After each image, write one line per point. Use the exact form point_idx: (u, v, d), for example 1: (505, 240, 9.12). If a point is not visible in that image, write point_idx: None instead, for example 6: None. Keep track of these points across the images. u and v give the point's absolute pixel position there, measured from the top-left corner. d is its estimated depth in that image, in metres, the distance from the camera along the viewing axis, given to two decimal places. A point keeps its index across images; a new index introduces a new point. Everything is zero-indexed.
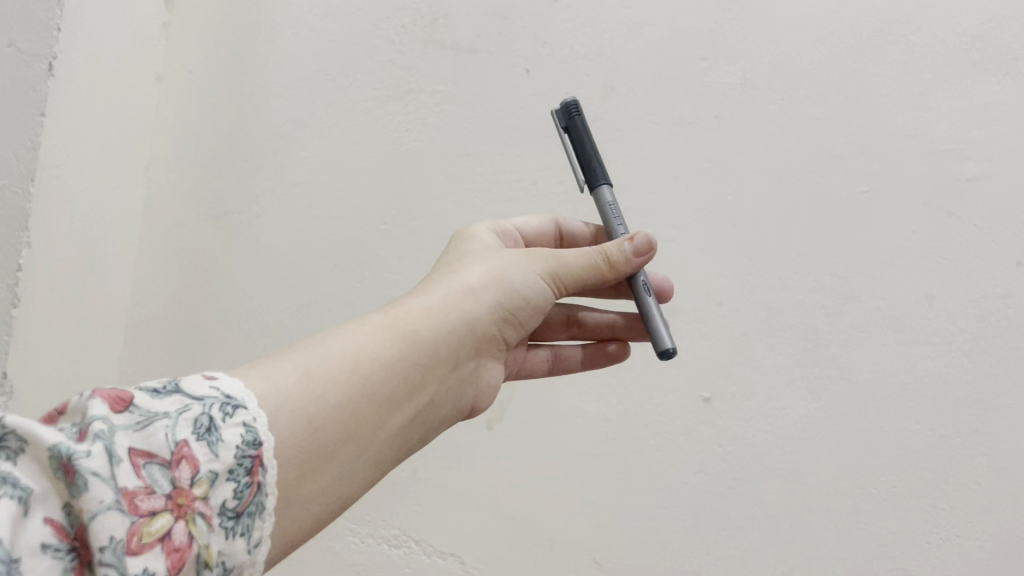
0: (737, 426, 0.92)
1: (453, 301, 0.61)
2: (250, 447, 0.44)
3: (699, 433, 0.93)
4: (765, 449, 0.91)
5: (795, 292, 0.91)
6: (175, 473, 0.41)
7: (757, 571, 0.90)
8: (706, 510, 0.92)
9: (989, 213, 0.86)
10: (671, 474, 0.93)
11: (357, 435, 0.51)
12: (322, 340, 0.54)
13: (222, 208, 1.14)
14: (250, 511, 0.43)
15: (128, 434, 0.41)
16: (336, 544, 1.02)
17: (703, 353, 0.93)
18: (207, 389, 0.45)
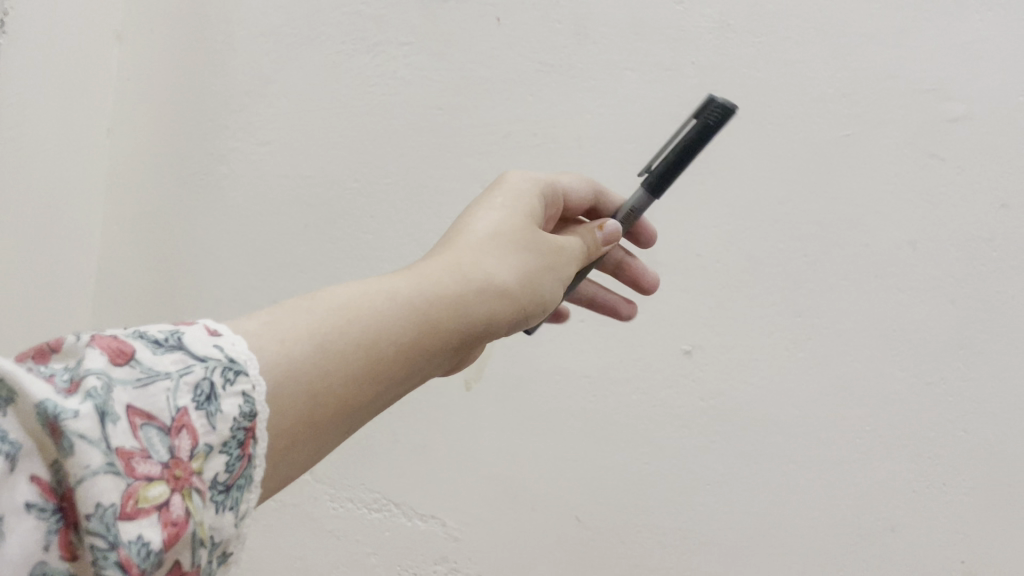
0: (719, 379, 0.91)
1: (489, 283, 0.54)
2: (247, 418, 0.40)
3: (678, 388, 0.92)
4: (748, 401, 0.90)
5: (775, 241, 0.89)
6: (173, 442, 0.37)
7: (740, 522, 0.90)
8: (688, 464, 0.91)
9: (973, 153, 0.84)
10: (653, 428, 0.93)
11: (358, 415, 0.46)
12: (351, 304, 0.47)
13: (188, 168, 1.10)
14: (239, 485, 0.39)
15: (127, 391, 0.37)
16: (321, 511, 1.05)
17: (684, 305, 0.93)
18: (211, 347, 0.41)
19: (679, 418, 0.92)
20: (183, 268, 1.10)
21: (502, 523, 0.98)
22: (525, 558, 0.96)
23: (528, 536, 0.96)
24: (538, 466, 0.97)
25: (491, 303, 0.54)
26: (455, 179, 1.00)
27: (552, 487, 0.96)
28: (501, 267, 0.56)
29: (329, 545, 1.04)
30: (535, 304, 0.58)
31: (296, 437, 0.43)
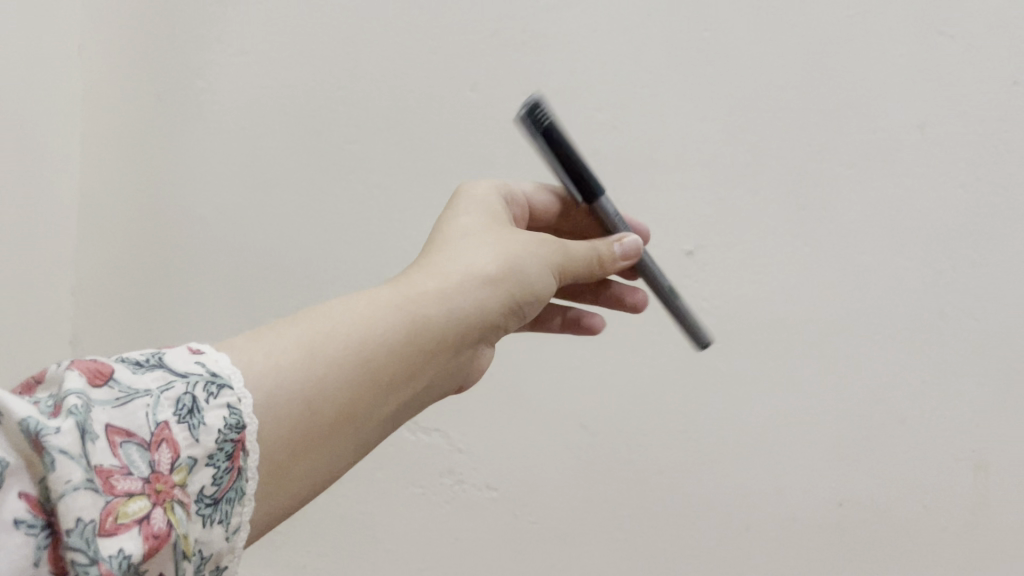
0: (721, 274, 0.89)
1: (485, 265, 0.56)
2: (234, 430, 0.40)
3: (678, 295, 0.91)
4: (751, 299, 0.88)
5: (777, 141, 0.86)
6: (153, 456, 0.37)
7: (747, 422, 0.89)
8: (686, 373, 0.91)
9: (984, 27, 0.79)
10: (655, 334, 0.91)
11: (360, 418, 0.47)
12: (349, 305, 0.49)
13: (164, 82, 1.05)
14: (229, 497, 0.40)
15: (105, 410, 0.37)
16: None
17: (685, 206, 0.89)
18: (191, 364, 0.42)
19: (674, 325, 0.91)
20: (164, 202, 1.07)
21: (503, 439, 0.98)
22: (533, 468, 0.97)
23: (536, 446, 0.96)
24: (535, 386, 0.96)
25: (489, 284, 0.55)
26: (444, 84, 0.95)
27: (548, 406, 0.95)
28: (491, 248, 0.57)
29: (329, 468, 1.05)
30: (525, 290, 0.58)
31: (294, 455, 0.43)
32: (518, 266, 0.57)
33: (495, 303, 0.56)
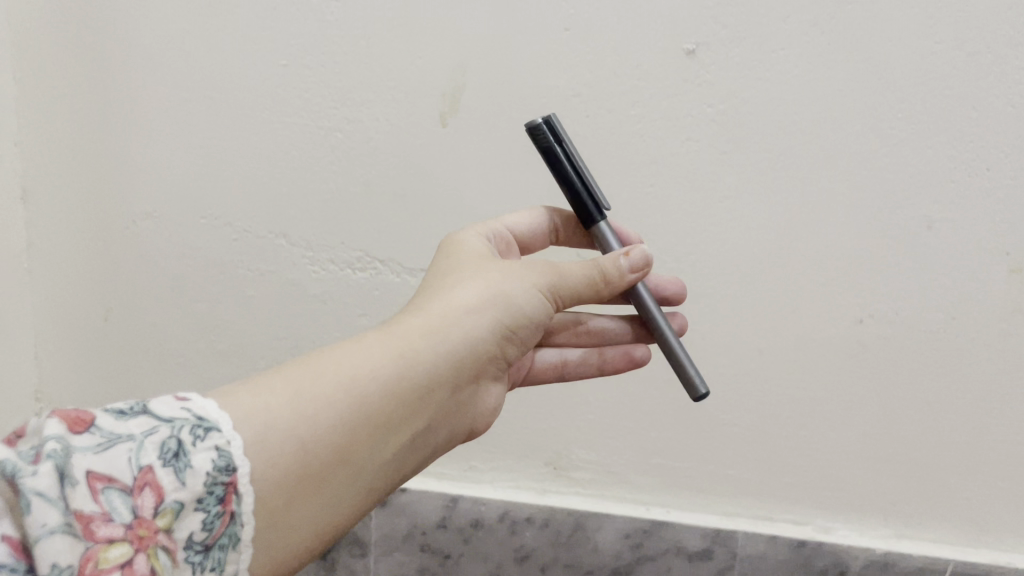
0: (874, 397, 0.64)
1: (485, 306, 0.41)
2: (224, 473, 0.30)
3: (777, 391, 0.66)
4: (914, 391, 0.64)
5: (907, 197, 0.60)
6: (136, 501, 0.28)
7: (914, 501, 0.66)
8: (802, 468, 0.67)
9: None
10: (775, 420, 0.66)
11: (361, 467, 0.35)
12: (335, 351, 0.36)
13: (88, 20, 0.72)
14: (222, 543, 0.30)
15: (85, 454, 0.28)
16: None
17: (776, 284, 0.64)
18: (178, 407, 0.31)
19: (788, 413, 0.66)
20: (87, 240, 0.78)
21: (541, 547, 0.70)
22: None
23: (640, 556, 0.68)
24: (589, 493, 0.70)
25: (501, 313, 0.41)
26: (407, 76, 0.68)
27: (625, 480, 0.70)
28: (496, 279, 0.42)
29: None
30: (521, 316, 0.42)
31: (291, 499, 0.33)
32: (519, 297, 0.42)
33: (513, 353, 0.43)
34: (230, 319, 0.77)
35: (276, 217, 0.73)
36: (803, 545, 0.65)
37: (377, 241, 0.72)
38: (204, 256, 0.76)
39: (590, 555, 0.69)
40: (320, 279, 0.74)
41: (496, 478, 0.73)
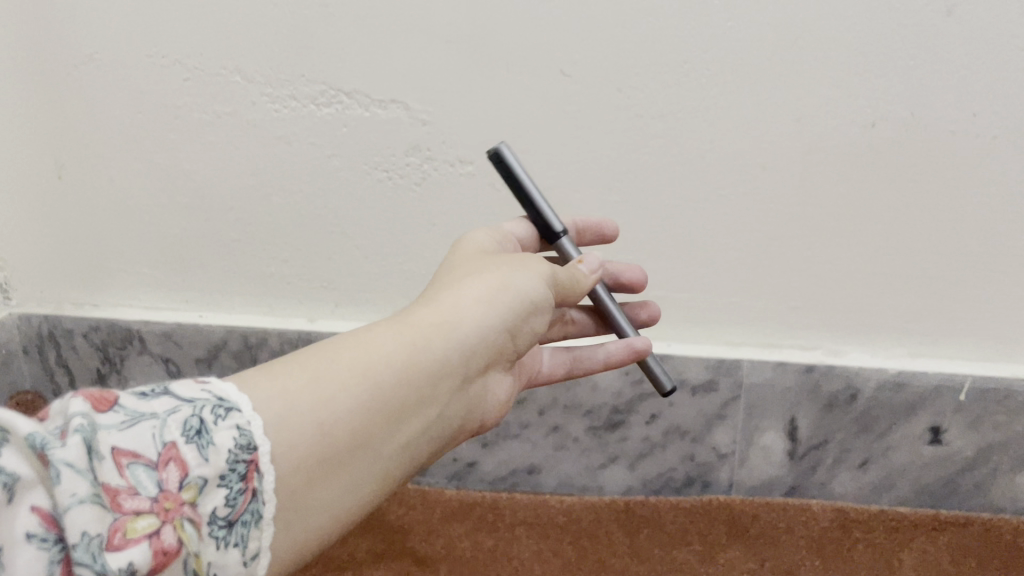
0: (894, 208, 0.55)
1: (497, 294, 0.38)
2: (246, 451, 0.28)
3: (810, 222, 0.56)
4: (939, 198, 0.54)
5: None
6: (161, 475, 0.26)
7: (936, 317, 0.58)
8: (824, 300, 0.59)
9: None
10: (785, 243, 0.57)
11: (381, 451, 0.32)
12: (348, 340, 0.33)
13: None
14: (245, 520, 0.27)
15: (109, 429, 0.26)
16: (271, 271, 0.66)
17: (780, 87, 0.53)
18: (198, 388, 0.29)
19: (819, 240, 0.57)
20: None
21: (538, 391, 0.61)
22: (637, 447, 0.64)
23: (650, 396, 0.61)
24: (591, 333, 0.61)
25: (513, 298, 0.38)
26: None
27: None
28: (505, 270, 0.40)
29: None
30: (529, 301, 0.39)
31: (311, 477, 0.29)
32: (524, 280, 0.39)
33: (526, 337, 0.41)
34: (192, 175, 0.63)
35: (163, 45, 0.59)
36: (812, 369, 0.58)
37: (288, 65, 0.58)
38: (155, 100, 0.61)
39: (590, 396, 0.61)
40: (281, 118, 0.60)
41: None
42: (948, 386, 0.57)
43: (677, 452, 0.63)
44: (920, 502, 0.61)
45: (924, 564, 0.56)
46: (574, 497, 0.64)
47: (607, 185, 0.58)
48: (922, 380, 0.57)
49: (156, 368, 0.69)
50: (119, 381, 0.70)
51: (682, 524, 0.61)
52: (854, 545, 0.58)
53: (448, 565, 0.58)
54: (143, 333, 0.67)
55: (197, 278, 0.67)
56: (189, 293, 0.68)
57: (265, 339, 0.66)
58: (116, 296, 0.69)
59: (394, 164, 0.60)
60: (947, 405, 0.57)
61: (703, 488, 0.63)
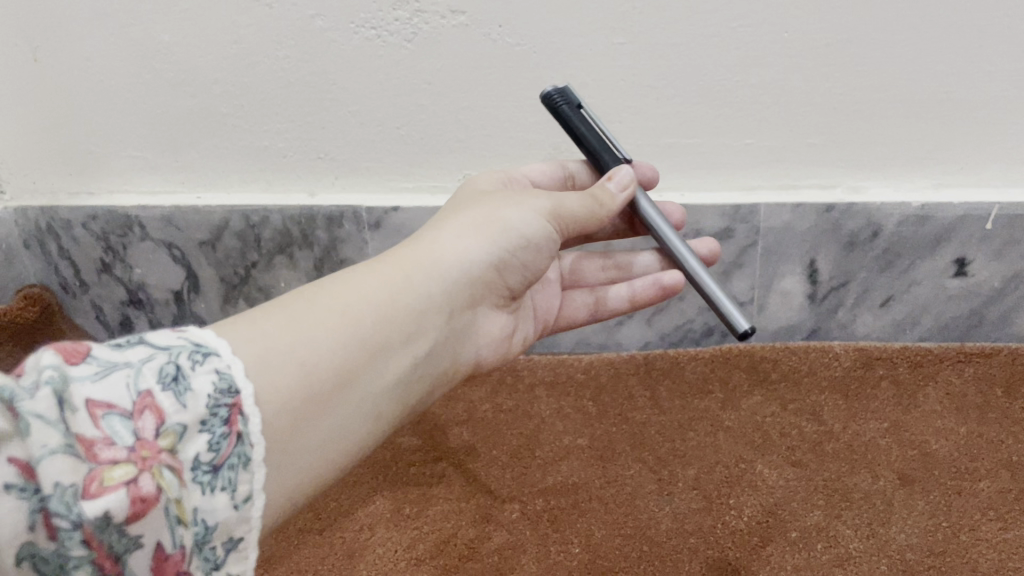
0: (925, 29, 0.50)
1: (480, 232, 0.39)
2: (227, 395, 0.27)
3: (834, 55, 0.52)
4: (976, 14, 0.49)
5: None
6: (137, 423, 0.24)
7: (971, 143, 0.54)
8: (848, 135, 0.55)
9: None
10: (806, 77, 0.53)
11: (364, 389, 0.32)
12: (329, 285, 0.34)
13: None
14: (232, 464, 0.26)
15: (82, 380, 0.24)
16: (265, 145, 0.62)
17: None
18: (173, 335, 0.28)
19: (844, 71, 0.52)
20: None
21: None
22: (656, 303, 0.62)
23: None
24: None
25: (499, 237, 0.40)
26: None
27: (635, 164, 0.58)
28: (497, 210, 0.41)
29: (298, 239, 0.65)
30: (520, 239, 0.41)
31: (297, 418, 0.29)
32: (519, 219, 0.41)
33: (513, 281, 0.42)
34: (170, 49, 0.59)
35: None
36: (832, 209, 0.56)
37: None
38: None
39: None
40: None
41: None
42: (973, 217, 0.54)
43: (694, 304, 0.62)
44: (943, 336, 0.60)
45: (951, 396, 0.55)
46: (591, 354, 0.64)
47: (611, 29, 0.53)
48: (947, 211, 0.55)
49: (159, 252, 0.67)
50: (124, 269, 0.69)
51: (702, 373, 0.60)
52: (877, 381, 0.57)
53: (471, 425, 0.58)
54: (142, 219, 0.66)
55: (190, 159, 0.64)
56: (184, 176, 0.65)
57: (266, 218, 0.64)
58: (110, 183, 0.66)
59: (383, 20, 0.55)
60: (972, 236, 0.55)
61: (722, 337, 0.63)
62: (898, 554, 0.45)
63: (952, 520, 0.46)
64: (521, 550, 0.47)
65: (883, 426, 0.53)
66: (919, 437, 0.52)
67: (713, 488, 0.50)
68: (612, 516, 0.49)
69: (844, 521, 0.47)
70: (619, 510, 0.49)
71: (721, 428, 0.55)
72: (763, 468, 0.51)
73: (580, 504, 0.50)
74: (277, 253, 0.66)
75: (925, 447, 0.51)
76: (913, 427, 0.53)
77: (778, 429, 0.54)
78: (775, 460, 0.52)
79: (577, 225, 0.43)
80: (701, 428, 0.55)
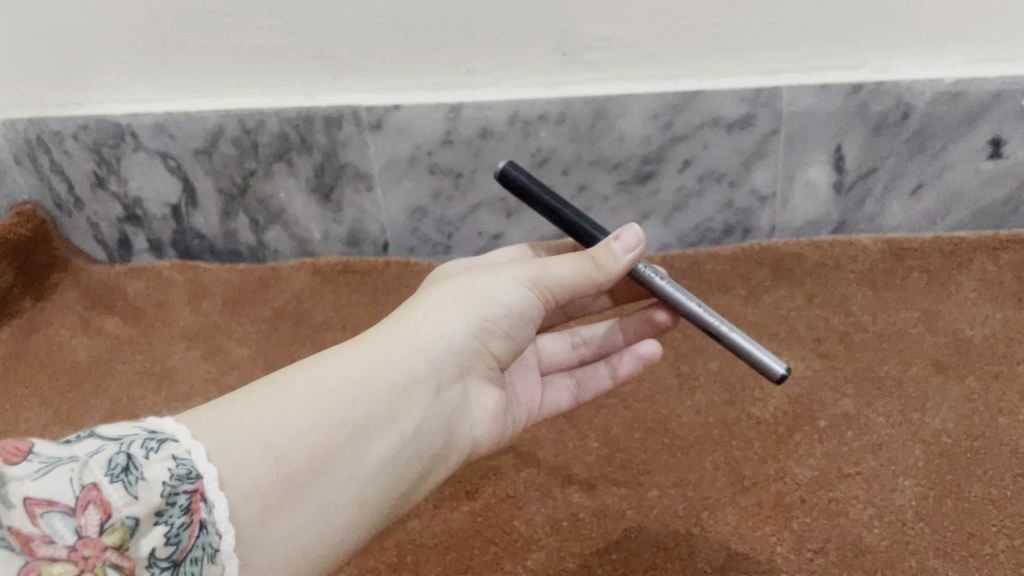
0: None
1: (454, 304, 0.35)
2: (185, 480, 0.26)
3: None
4: None
5: None
6: (80, 520, 0.24)
7: (1013, 13, 0.50)
8: (880, 10, 0.51)
9: None
10: None
11: (342, 484, 0.30)
12: (297, 369, 0.31)
13: None
14: (195, 557, 0.26)
15: (22, 479, 0.24)
16: (258, 43, 0.59)
17: None
18: (129, 425, 0.27)
19: None
20: None
21: (560, 149, 0.58)
22: (673, 201, 0.60)
23: (683, 139, 0.56)
24: (613, 73, 0.56)
25: (474, 306, 0.35)
26: None
27: (650, 50, 0.55)
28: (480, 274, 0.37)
29: (297, 144, 0.62)
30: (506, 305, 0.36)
31: (269, 507, 0.28)
32: (499, 288, 0.36)
33: (500, 349, 0.37)
34: None
35: None
36: (859, 89, 0.53)
37: None
38: None
39: (615, 147, 0.58)
40: None
41: (499, 78, 0.57)
42: (1010, 92, 0.51)
43: (712, 200, 0.59)
44: (977, 224, 0.57)
45: (985, 284, 0.52)
46: None
47: None
48: (984, 87, 0.51)
49: (154, 164, 0.65)
50: (120, 183, 0.66)
51: (723, 272, 0.58)
52: (906, 273, 0.54)
53: None
54: (134, 128, 0.63)
55: (180, 62, 0.61)
56: (176, 81, 0.62)
57: (263, 122, 0.61)
58: (100, 92, 0.64)
59: None
60: (1009, 113, 0.52)
61: (743, 236, 0.60)
62: (932, 438, 0.42)
63: (990, 404, 0.44)
64: (537, 446, 0.45)
65: (914, 315, 0.51)
66: (953, 325, 0.50)
67: (736, 381, 0.48)
68: (631, 411, 0.47)
69: (876, 407, 0.45)
70: (639, 406, 0.47)
71: (743, 323, 0.53)
72: (788, 360, 0.49)
73: (599, 401, 0.48)
74: (276, 160, 0.63)
75: (960, 333, 0.49)
76: (946, 315, 0.50)
77: (804, 323, 0.52)
78: (802, 352, 0.49)
79: (569, 292, 0.37)
80: None
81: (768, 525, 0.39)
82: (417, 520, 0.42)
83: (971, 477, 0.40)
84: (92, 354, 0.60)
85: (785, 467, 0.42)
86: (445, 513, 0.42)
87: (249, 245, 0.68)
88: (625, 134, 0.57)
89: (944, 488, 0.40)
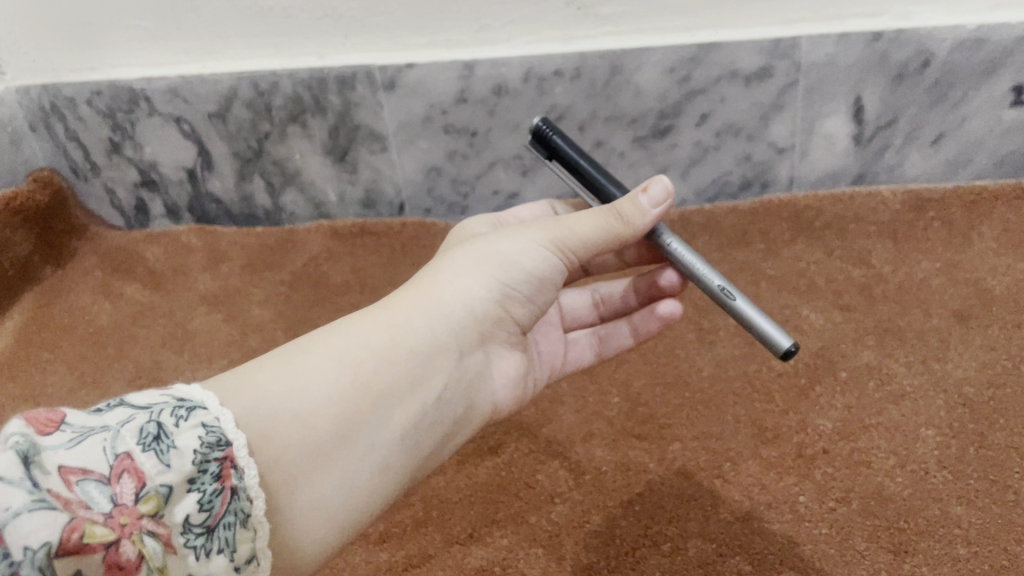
0: None
1: (477, 269, 0.34)
2: (216, 448, 0.25)
3: None
4: None
5: None
6: (115, 488, 0.22)
7: None
8: None
9: None
10: None
11: (366, 451, 0.29)
12: (322, 337, 0.30)
13: None
14: (228, 522, 0.24)
15: (55, 448, 0.22)
16: (269, 3, 0.58)
17: None
18: (156, 393, 0.25)
19: None
20: None
21: (576, 104, 0.58)
22: (690, 156, 0.59)
23: (700, 92, 0.56)
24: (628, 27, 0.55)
25: (496, 270, 0.34)
26: None
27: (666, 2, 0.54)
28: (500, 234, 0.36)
29: (310, 105, 0.62)
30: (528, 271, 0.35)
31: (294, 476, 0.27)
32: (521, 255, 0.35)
33: (522, 313, 0.36)
34: None
35: None
36: (879, 37, 0.52)
37: None
38: None
39: (632, 102, 0.57)
40: None
41: (513, 33, 0.57)
42: None
43: (731, 155, 0.59)
44: (999, 172, 0.56)
45: (1007, 233, 0.52)
46: None
47: None
48: (1006, 31, 0.50)
49: (169, 128, 0.65)
50: (135, 148, 0.66)
51: (742, 227, 0.57)
52: (927, 224, 0.54)
53: None
54: (147, 92, 0.63)
55: (191, 24, 0.60)
56: (188, 45, 0.61)
57: (276, 83, 0.61)
58: (113, 57, 0.63)
59: None
60: None
61: (761, 190, 0.60)
62: (955, 388, 0.42)
63: (1012, 352, 0.44)
64: (558, 402, 0.46)
65: (936, 266, 0.51)
66: (975, 275, 0.49)
67: None
68: (651, 366, 0.47)
69: (897, 358, 0.45)
70: (659, 361, 0.47)
71: (764, 278, 0.52)
72: (809, 312, 0.49)
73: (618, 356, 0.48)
74: (290, 123, 0.63)
75: (981, 283, 0.48)
76: (968, 264, 0.50)
77: (825, 276, 0.52)
78: (823, 305, 0.49)
79: (593, 250, 0.36)
80: (742, 279, 0.53)
81: (791, 475, 0.39)
82: (443, 475, 0.42)
83: (993, 425, 0.40)
84: (117, 319, 0.61)
85: (807, 419, 0.42)
86: (470, 469, 0.42)
87: (266, 208, 0.68)
88: (642, 89, 0.56)
89: (967, 436, 0.40)
